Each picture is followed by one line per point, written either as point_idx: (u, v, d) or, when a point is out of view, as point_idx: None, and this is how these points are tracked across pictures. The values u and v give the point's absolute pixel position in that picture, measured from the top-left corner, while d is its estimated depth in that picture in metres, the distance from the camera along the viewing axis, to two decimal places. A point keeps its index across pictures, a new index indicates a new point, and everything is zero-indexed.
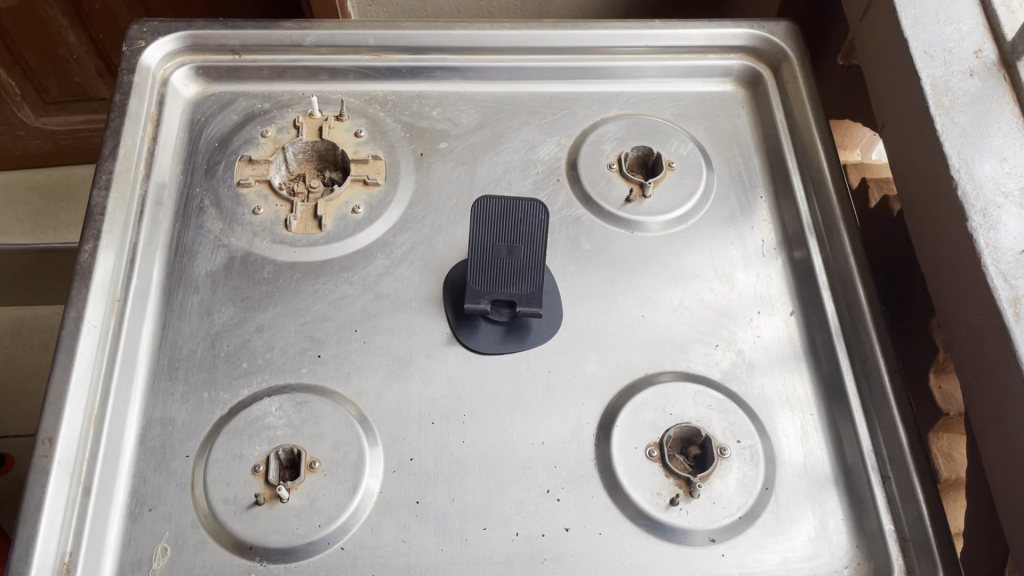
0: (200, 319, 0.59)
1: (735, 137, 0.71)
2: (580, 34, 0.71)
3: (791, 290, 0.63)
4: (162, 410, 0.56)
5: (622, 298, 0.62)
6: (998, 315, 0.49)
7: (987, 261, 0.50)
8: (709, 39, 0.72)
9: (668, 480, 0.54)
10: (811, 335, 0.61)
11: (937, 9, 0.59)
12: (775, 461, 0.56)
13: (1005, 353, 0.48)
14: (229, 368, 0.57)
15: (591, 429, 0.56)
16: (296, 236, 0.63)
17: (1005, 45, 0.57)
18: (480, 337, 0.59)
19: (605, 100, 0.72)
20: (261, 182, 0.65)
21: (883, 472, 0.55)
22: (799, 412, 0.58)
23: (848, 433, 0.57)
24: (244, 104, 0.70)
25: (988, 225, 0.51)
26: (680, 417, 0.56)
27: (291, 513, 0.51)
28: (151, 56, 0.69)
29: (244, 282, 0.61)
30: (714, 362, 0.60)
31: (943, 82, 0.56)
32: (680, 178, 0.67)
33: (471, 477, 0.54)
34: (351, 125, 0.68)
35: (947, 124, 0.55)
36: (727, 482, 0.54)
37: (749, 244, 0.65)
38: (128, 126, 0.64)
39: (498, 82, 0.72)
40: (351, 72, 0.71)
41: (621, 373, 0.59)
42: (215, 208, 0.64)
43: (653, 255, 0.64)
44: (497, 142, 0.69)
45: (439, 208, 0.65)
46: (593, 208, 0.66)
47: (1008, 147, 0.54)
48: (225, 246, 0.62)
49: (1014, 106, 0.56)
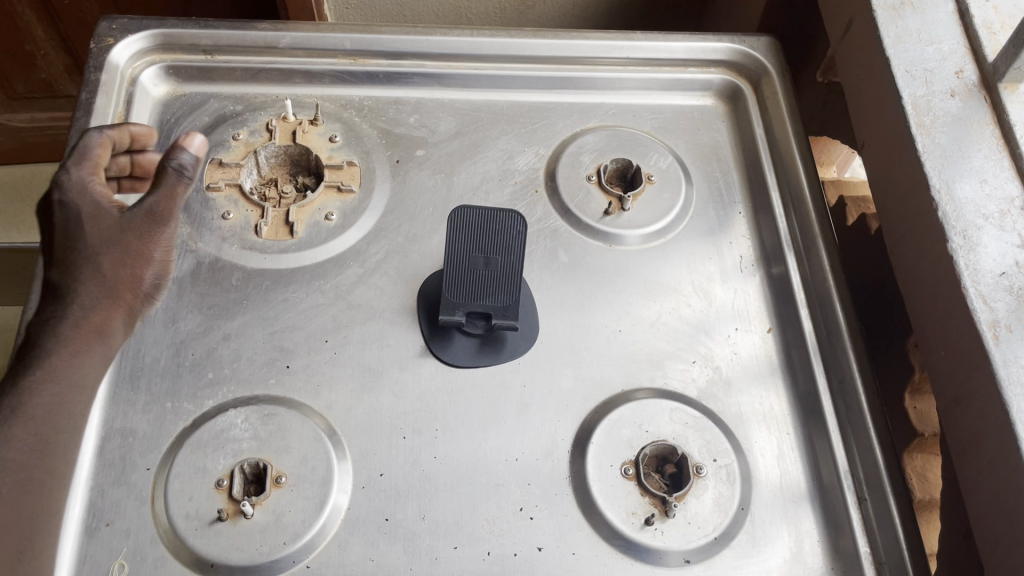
0: (164, 326, 0.57)
1: (715, 151, 0.71)
2: (561, 43, 0.70)
3: (769, 306, 0.63)
4: (123, 420, 0.54)
5: (598, 312, 0.61)
6: (978, 338, 0.48)
7: (968, 282, 0.50)
8: (690, 53, 0.72)
9: (644, 499, 0.53)
10: (788, 352, 0.61)
11: (919, 29, 0.59)
12: (751, 480, 0.55)
13: (984, 374, 0.48)
14: (194, 377, 0.55)
15: (566, 446, 0.55)
16: (266, 243, 0.61)
17: (986, 66, 0.57)
18: (454, 349, 0.58)
19: (585, 111, 0.71)
20: (231, 186, 0.63)
21: (859, 493, 0.55)
22: (775, 431, 0.58)
23: (824, 451, 0.57)
24: (216, 105, 0.68)
25: (968, 246, 0.51)
26: (657, 435, 0.55)
27: (255, 530, 0.50)
28: (119, 55, 0.66)
29: (211, 289, 0.59)
30: (691, 379, 0.59)
31: (924, 102, 0.56)
32: (659, 193, 0.66)
33: (442, 494, 0.53)
34: (325, 130, 0.67)
35: (928, 143, 0.54)
36: (702, 501, 0.53)
37: (726, 258, 0.65)
38: (93, 125, 0.62)
39: (476, 90, 0.71)
40: (326, 76, 0.69)
41: (597, 390, 0.58)
42: (183, 212, 0.62)
43: (630, 269, 0.63)
44: (475, 151, 0.68)
45: (416, 216, 0.64)
46: (571, 220, 0.65)
47: (987, 169, 0.54)
48: (193, 251, 0.61)
49: (995, 128, 0.55)
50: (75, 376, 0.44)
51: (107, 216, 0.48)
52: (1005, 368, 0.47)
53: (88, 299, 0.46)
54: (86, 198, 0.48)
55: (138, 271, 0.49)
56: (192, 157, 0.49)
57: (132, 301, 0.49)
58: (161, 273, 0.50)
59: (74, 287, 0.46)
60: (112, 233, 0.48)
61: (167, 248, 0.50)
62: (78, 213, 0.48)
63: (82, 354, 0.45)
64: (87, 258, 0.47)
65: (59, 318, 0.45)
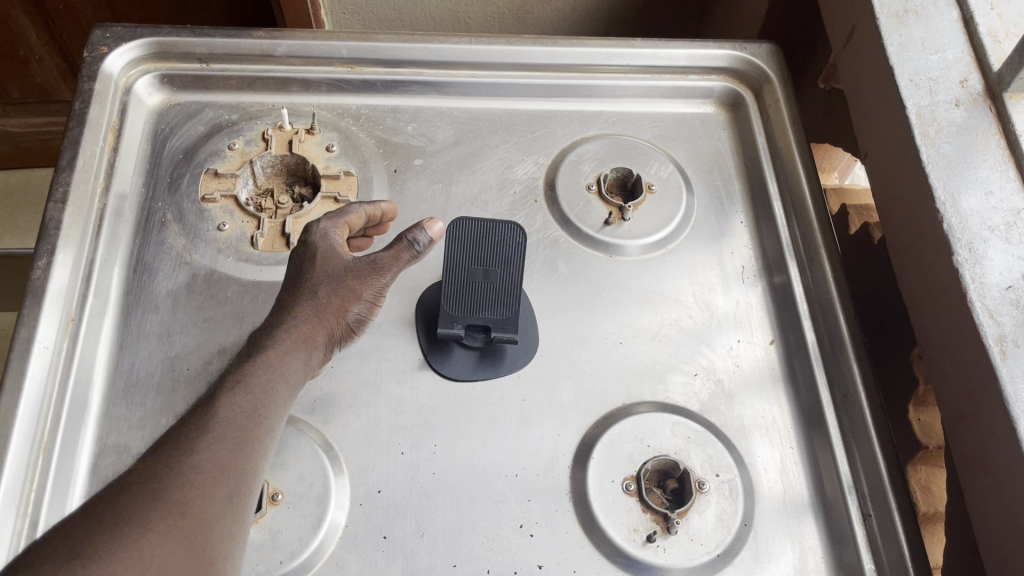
0: (159, 340, 0.57)
1: (715, 159, 0.70)
2: (561, 51, 0.69)
3: (771, 317, 0.62)
4: (117, 437, 0.53)
5: (598, 324, 0.60)
6: (984, 353, 0.48)
7: (973, 296, 0.49)
8: (691, 60, 0.71)
9: (645, 516, 0.52)
10: (791, 364, 0.60)
11: (923, 38, 0.59)
12: (754, 495, 0.55)
13: (991, 390, 0.47)
14: (189, 393, 0.55)
15: (566, 461, 0.54)
16: (262, 254, 0.60)
17: (991, 75, 0.57)
18: (453, 362, 0.57)
19: (585, 119, 0.70)
20: (227, 197, 0.63)
21: (864, 509, 0.54)
22: (779, 445, 0.57)
23: (828, 466, 0.56)
24: (212, 114, 0.67)
25: (974, 259, 0.50)
26: (659, 449, 0.55)
27: (251, 549, 0.49)
28: (113, 63, 0.65)
29: (206, 302, 0.58)
30: (693, 392, 0.58)
31: (928, 112, 0.55)
32: (660, 202, 0.66)
33: (441, 511, 0.52)
34: (322, 139, 0.66)
35: (932, 154, 0.54)
36: (705, 517, 0.53)
37: (728, 269, 0.64)
38: (87, 135, 0.61)
39: (475, 98, 0.70)
40: (323, 84, 0.68)
41: (598, 403, 0.57)
42: (178, 223, 0.61)
43: (630, 279, 0.63)
44: (473, 160, 0.67)
45: (414, 227, 0.63)
46: (571, 230, 0.64)
47: (993, 180, 0.53)
48: (188, 263, 0.60)
49: (1000, 138, 0.55)
50: (268, 389, 0.45)
51: (341, 259, 0.52)
52: (1013, 384, 0.46)
53: (291, 325, 0.48)
54: (326, 241, 0.52)
55: (345, 308, 0.51)
56: (427, 232, 0.53)
57: (336, 331, 0.51)
58: (365, 311, 0.53)
59: (269, 339, 0.47)
60: (336, 275, 0.51)
61: (376, 292, 0.53)
62: (314, 253, 0.51)
63: (271, 371, 0.45)
64: (310, 291, 0.50)
65: (252, 362, 0.45)
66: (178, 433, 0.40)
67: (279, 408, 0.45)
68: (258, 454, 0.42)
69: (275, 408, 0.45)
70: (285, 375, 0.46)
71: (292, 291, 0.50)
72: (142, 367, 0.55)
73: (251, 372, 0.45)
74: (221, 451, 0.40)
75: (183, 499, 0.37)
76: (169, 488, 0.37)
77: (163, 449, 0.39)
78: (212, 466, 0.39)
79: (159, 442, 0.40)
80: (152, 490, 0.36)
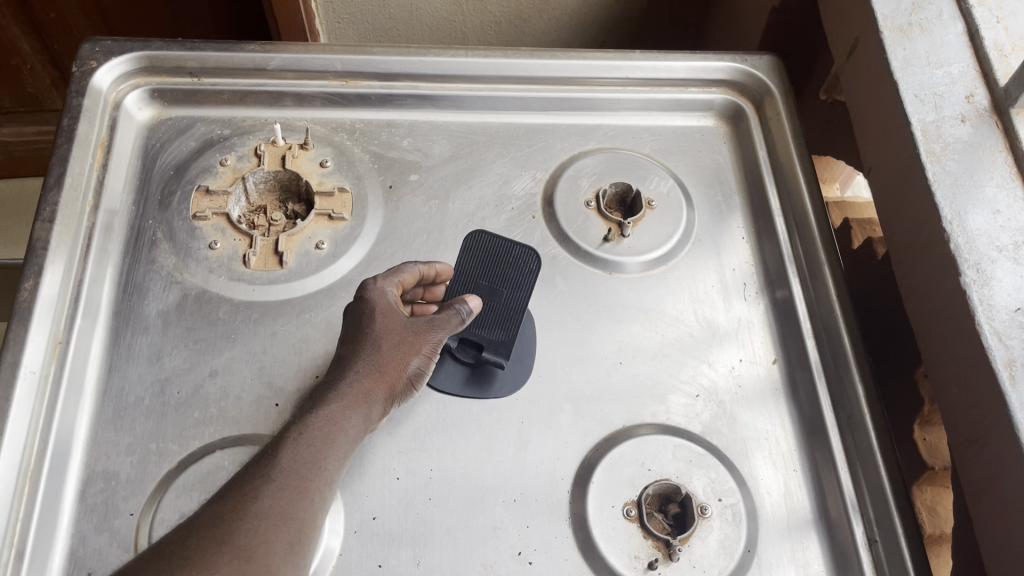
0: (149, 363, 0.55)
1: (716, 173, 0.69)
2: (559, 64, 0.68)
3: (774, 335, 0.61)
4: (105, 463, 0.52)
5: (597, 343, 0.59)
6: (993, 379, 0.46)
7: (982, 319, 0.48)
8: (691, 72, 0.70)
9: (647, 542, 0.51)
10: (794, 384, 0.59)
11: (928, 52, 0.57)
12: (758, 520, 0.53)
13: (1000, 416, 0.46)
14: (180, 417, 0.53)
15: (566, 485, 0.53)
16: (254, 274, 0.59)
17: (997, 90, 0.56)
18: (442, 376, 0.56)
19: (583, 133, 0.69)
20: (219, 215, 0.61)
21: (870, 535, 0.53)
22: (783, 468, 0.56)
23: (833, 490, 0.55)
24: (203, 130, 0.66)
25: (982, 281, 0.49)
26: (660, 473, 0.53)
27: None
28: (102, 78, 0.64)
29: (197, 323, 0.57)
30: (694, 413, 0.57)
31: (934, 128, 0.54)
32: (660, 218, 0.64)
33: (438, 538, 0.51)
34: (316, 154, 0.65)
35: (938, 172, 0.52)
36: (708, 543, 0.51)
37: (730, 286, 0.63)
38: (75, 152, 0.60)
39: (471, 112, 0.69)
40: (317, 98, 0.67)
41: (598, 426, 0.56)
42: (168, 241, 0.60)
43: (630, 297, 0.62)
44: (470, 175, 0.66)
45: (409, 244, 0.62)
46: (569, 247, 0.63)
47: (1001, 199, 0.52)
48: (178, 283, 0.59)
49: (1007, 155, 0.54)
50: (327, 438, 0.45)
51: (398, 316, 0.51)
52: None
53: (352, 381, 0.48)
54: (384, 298, 0.51)
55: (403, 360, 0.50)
56: (466, 308, 0.53)
57: (396, 385, 0.50)
58: (423, 366, 0.52)
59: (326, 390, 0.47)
60: (395, 326, 0.51)
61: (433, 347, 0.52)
62: (373, 306, 0.51)
63: (330, 421, 0.45)
64: (371, 346, 0.49)
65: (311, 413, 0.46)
66: (246, 479, 0.41)
67: (337, 460, 0.45)
68: (318, 504, 0.42)
69: (336, 459, 0.45)
70: (347, 429, 0.46)
71: (351, 346, 0.50)
72: (147, 402, 0.54)
73: (310, 427, 0.44)
74: (285, 498, 0.40)
75: (248, 542, 0.37)
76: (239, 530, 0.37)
77: (230, 495, 0.40)
78: (276, 512, 0.39)
79: (226, 488, 0.41)
80: (220, 533, 0.37)
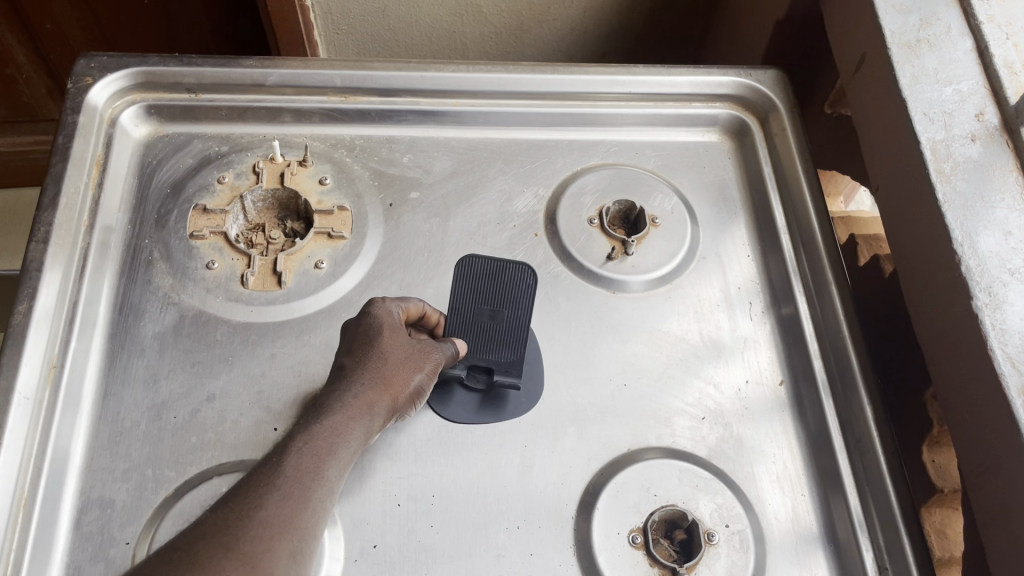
0: (145, 386, 0.54)
1: (720, 190, 0.68)
2: (561, 79, 0.67)
3: (781, 356, 0.60)
4: (101, 490, 0.51)
5: (601, 364, 0.58)
6: (1007, 406, 0.45)
7: (994, 344, 0.47)
8: (695, 87, 0.69)
9: (653, 570, 0.50)
10: (801, 405, 0.58)
11: (936, 68, 0.57)
12: (766, 547, 0.52)
13: (1015, 445, 0.45)
14: (176, 441, 0.52)
15: (570, 511, 0.52)
16: (252, 294, 0.58)
17: (1007, 109, 0.55)
18: (454, 406, 0.55)
19: (585, 148, 0.68)
20: (216, 234, 0.60)
21: (881, 564, 0.51)
22: (790, 492, 0.55)
23: (842, 515, 0.54)
24: (200, 146, 0.65)
25: (994, 304, 0.48)
26: (666, 499, 0.52)
27: None
28: (98, 95, 0.63)
29: (195, 345, 0.56)
30: (700, 437, 0.56)
31: (944, 147, 0.53)
32: (664, 236, 0.64)
33: (439, 567, 0.50)
34: (315, 172, 0.64)
35: (948, 192, 0.52)
36: (715, 571, 0.50)
37: (736, 306, 0.62)
38: (70, 171, 0.59)
39: (472, 128, 0.68)
40: (316, 114, 0.66)
41: (603, 450, 0.55)
42: (165, 261, 0.59)
43: (634, 317, 0.61)
44: (472, 192, 0.65)
45: (410, 263, 0.61)
46: (572, 266, 0.62)
47: (1012, 220, 0.51)
48: (175, 303, 0.58)
49: (1018, 175, 0.53)
50: (333, 448, 0.44)
51: (403, 335, 0.51)
52: None
53: (356, 391, 0.47)
54: (388, 318, 0.51)
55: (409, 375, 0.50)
56: (455, 348, 0.53)
57: (398, 400, 0.49)
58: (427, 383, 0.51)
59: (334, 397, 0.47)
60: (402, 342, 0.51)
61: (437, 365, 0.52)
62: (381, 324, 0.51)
63: (337, 430, 0.45)
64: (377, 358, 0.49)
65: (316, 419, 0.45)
66: (248, 487, 0.39)
67: (342, 470, 0.44)
68: (320, 515, 0.41)
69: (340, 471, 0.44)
70: (352, 439, 0.45)
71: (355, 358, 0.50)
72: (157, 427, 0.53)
73: (313, 437, 0.44)
74: (290, 505, 0.39)
75: (253, 547, 0.36)
76: (244, 533, 0.36)
77: (233, 499, 0.38)
78: (279, 519, 0.38)
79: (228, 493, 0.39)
80: (226, 537, 0.35)
